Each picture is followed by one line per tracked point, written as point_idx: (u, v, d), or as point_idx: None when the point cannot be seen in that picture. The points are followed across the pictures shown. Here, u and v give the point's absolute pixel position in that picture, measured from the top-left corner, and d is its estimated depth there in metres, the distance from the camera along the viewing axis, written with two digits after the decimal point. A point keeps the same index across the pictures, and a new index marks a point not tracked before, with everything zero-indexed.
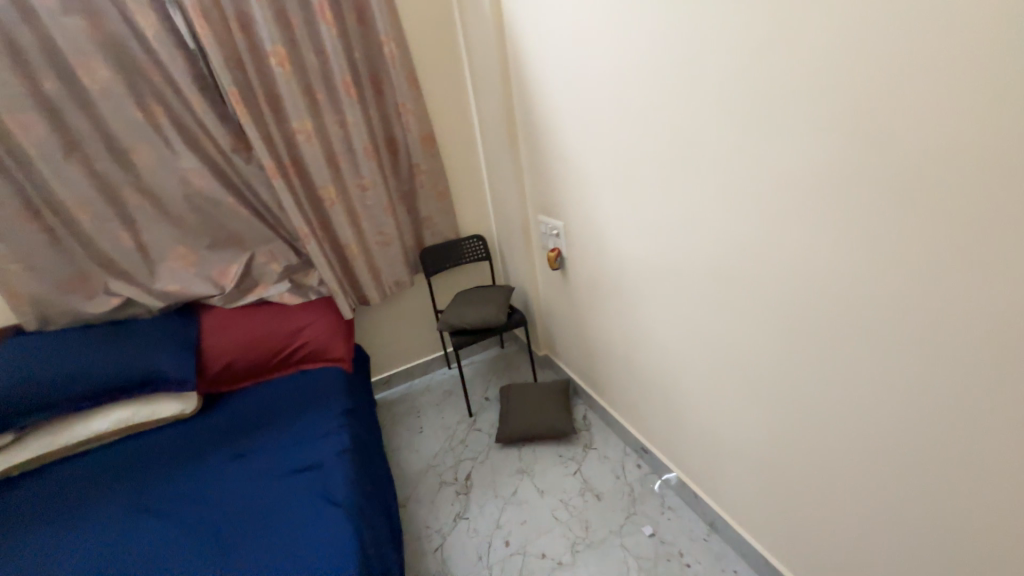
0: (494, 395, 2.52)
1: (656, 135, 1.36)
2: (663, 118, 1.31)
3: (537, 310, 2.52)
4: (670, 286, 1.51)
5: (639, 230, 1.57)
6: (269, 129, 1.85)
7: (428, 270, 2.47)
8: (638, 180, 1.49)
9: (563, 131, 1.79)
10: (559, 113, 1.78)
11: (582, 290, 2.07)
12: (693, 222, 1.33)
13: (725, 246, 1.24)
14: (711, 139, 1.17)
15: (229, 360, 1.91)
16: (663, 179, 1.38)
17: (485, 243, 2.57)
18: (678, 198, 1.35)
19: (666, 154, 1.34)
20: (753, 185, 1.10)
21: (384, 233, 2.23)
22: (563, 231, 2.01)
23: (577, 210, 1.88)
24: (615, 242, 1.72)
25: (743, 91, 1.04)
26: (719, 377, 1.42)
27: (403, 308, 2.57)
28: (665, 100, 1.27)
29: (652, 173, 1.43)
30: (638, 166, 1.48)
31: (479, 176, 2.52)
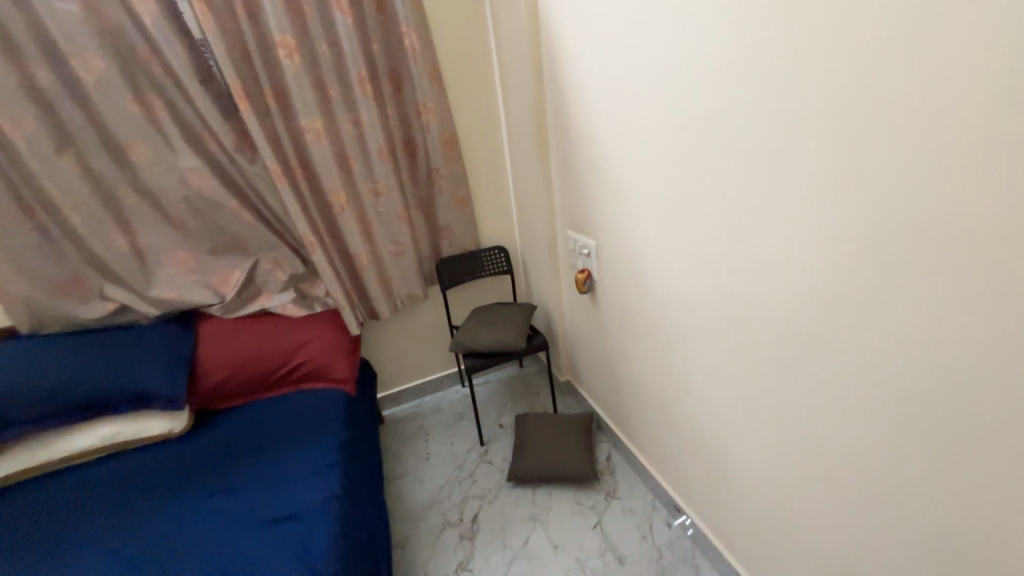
0: (509, 423, 2.31)
1: (706, 155, 1.12)
2: (716, 135, 1.07)
3: (561, 333, 2.29)
4: (717, 333, 1.26)
5: (680, 264, 1.33)
6: (276, 128, 1.70)
7: (445, 283, 2.28)
8: (682, 206, 1.26)
9: (598, 139, 1.55)
10: (595, 119, 1.54)
11: (613, 319, 1.82)
12: (751, 264, 1.08)
13: (793, 298, 0.99)
14: (782, 166, 0.93)
15: (224, 375, 1.77)
16: (714, 207, 1.14)
17: (507, 256, 2.36)
18: (733, 233, 1.11)
19: (719, 179, 1.10)
20: (836, 229, 0.86)
21: (398, 243, 2.05)
22: (594, 251, 1.77)
23: (610, 232, 1.64)
24: (652, 273, 1.48)
25: (830, 109, 0.80)
26: (773, 446, 1.18)
27: (416, 321, 2.40)
28: (721, 113, 1.04)
29: (699, 199, 1.19)
30: (681, 189, 1.24)
31: (505, 182, 2.31)
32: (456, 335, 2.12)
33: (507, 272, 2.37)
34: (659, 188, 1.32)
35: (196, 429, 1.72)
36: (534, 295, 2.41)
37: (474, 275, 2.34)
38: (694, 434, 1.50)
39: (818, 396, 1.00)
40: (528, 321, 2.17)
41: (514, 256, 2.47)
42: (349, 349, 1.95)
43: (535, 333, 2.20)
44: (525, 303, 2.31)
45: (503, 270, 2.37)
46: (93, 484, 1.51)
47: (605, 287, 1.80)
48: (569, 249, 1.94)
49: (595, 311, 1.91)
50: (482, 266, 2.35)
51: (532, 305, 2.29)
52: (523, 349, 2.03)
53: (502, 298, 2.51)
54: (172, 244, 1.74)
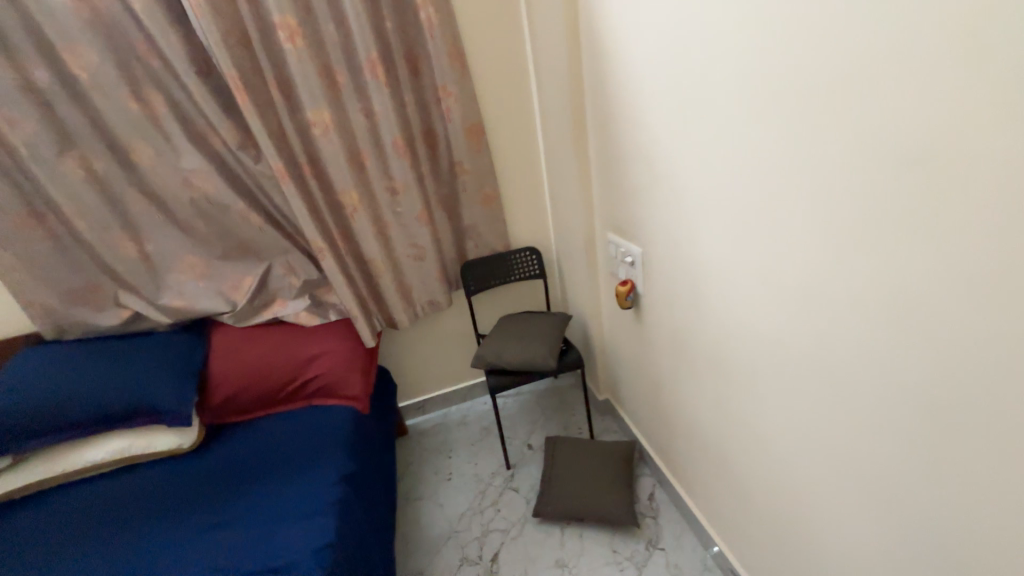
0: (539, 445, 2.09)
1: (760, 152, 0.90)
2: (773, 126, 0.85)
3: (599, 347, 2.02)
4: (781, 369, 1.03)
5: (731, 284, 1.11)
6: (281, 123, 1.54)
7: (470, 288, 2.07)
8: (731, 214, 1.03)
9: (647, 134, 1.26)
10: (643, 109, 1.25)
11: (661, 340, 1.53)
12: (824, 289, 0.86)
13: (889, 335, 0.76)
14: (867, 162, 0.71)
15: (235, 389, 1.69)
16: (774, 216, 0.92)
17: (539, 259, 2.11)
18: (800, 250, 0.88)
19: (780, 181, 0.88)
20: (957, 243, 0.63)
21: (416, 245, 1.86)
22: (640, 260, 1.47)
23: (650, 241, 1.40)
24: (698, 291, 1.24)
25: (1004, 88, 0.53)
26: (882, 526, 0.91)
27: (441, 328, 2.22)
28: (777, 100, 0.83)
29: (753, 206, 0.96)
30: (729, 194, 1.02)
31: (539, 176, 2.04)
32: (480, 347, 1.90)
33: (540, 276, 2.12)
34: (700, 192, 1.11)
35: (207, 444, 1.65)
36: (570, 303, 2.15)
37: (503, 279, 2.12)
38: (770, 493, 1.20)
39: (959, 473, 0.73)
40: (561, 335, 1.92)
41: (548, 258, 2.20)
42: (364, 364, 1.80)
43: (570, 348, 1.94)
44: (559, 312, 2.05)
45: (535, 274, 2.13)
46: (104, 500, 1.47)
47: (652, 303, 1.50)
48: (610, 254, 1.66)
49: (639, 329, 1.62)
50: (512, 270, 2.11)
51: (567, 315, 2.03)
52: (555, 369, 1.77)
53: (535, 304, 2.27)
54: (183, 249, 1.66)
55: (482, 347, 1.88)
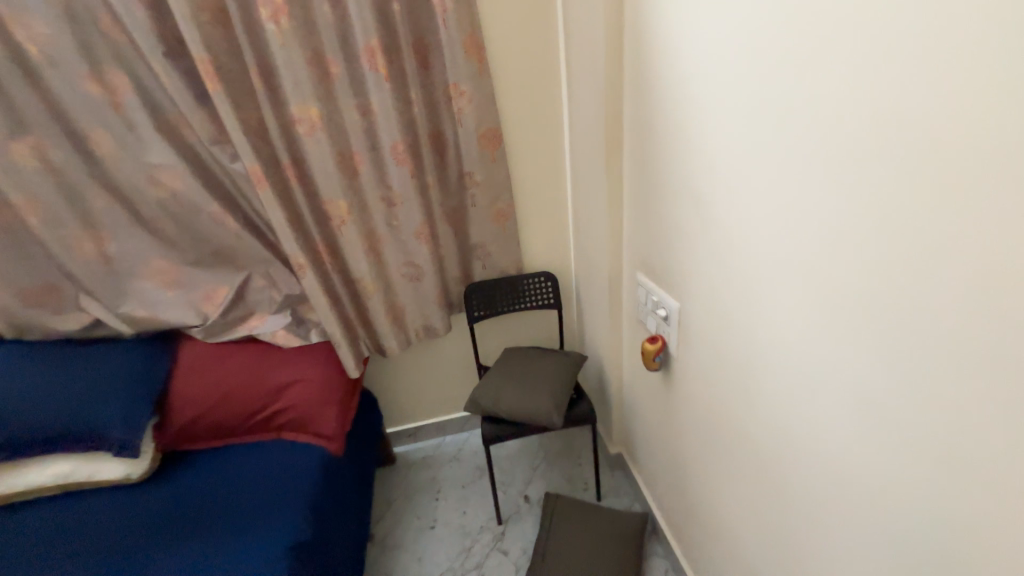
0: (536, 498, 1.84)
1: (764, 219, 0.83)
2: (778, 191, 0.79)
3: (616, 396, 1.75)
4: (801, 473, 0.89)
5: (737, 352, 1.00)
6: (263, 116, 1.32)
7: (474, 314, 1.83)
8: (736, 277, 0.95)
9: (676, 200, 1.11)
10: (672, 173, 1.10)
11: (692, 412, 1.25)
12: (831, 376, 0.76)
13: (910, 436, 0.65)
14: (877, 237, 0.63)
15: (196, 414, 1.50)
16: (780, 288, 0.83)
17: (555, 286, 1.85)
18: (808, 329, 0.78)
19: (788, 251, 0.79)
20: (987, 338, 0.53)
21: (413, 264, 1.62)
22: (676, 316, 1.18)
23: (691, 296, 1.12)
24: (724, 362, 1.05)
25: None
26: None
27: (439, 352, 2.00)
28: (781, 164, 0.77)
29: (759, 274, 0.88)
30: (736, 257, 0.94)
31: (563, 192, 1.77)
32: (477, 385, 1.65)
33: (555, 305, 1.86)
34: (707, 250, 1.02)
35: (159, 475, 1.45)
36: (586, 339, 1.88)
37: (512, 306, 1.86)
38: None
39: None
40: (572, 381, 1.65)
41: (566, 285, 1.94)
42: (342, 398, 1.58)
43: (581, 396, 1.67)
44: (572, 350, 1.78)
45: (549, 303, 1.86)
46: (38, 535, 1.30)
47: (685, 369, 1.22)
48: (638, 299, 1.38)
49: (666, 392, 1.34)
50: (523, 296, 1.86)
51: (581, 356, 1.75)
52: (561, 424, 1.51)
53: (546, 334, 2.01)
54: (151, 252, 1.47)
55: (478, 389, 1.62)
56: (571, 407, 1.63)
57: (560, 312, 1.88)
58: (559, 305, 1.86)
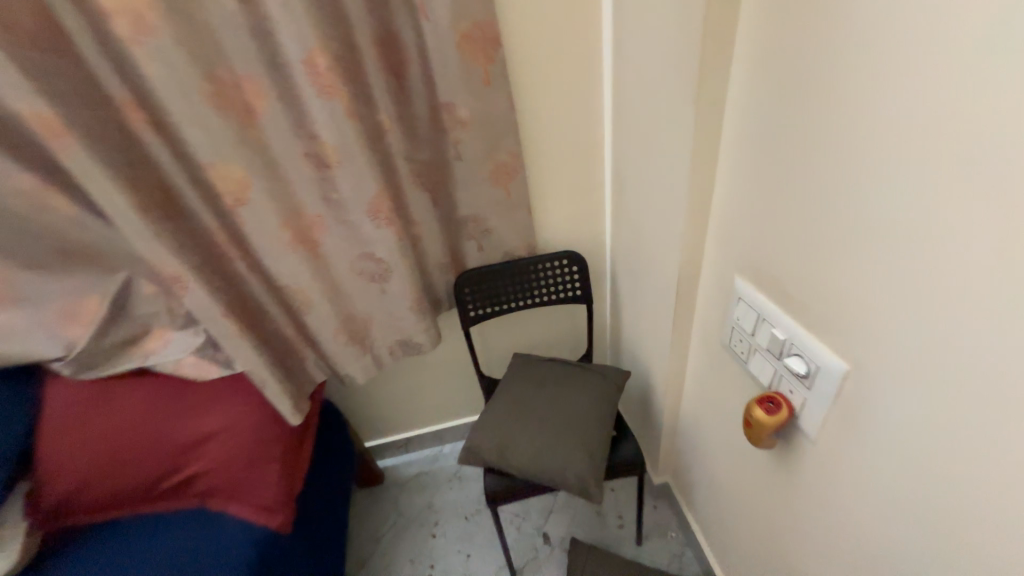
0: (558, 538, 1.47)
1: (851, 187, 0.55)
2: (878, 140, 0.51)
3: (667, 424, 1.28)
4: None
5: (940, 463, 0.53)
6: (44, 4, 0.69)
7: (470, 314, 1.32)
8: (806, 277, 0.65)
9: (805, 190, 0.62)
10: (795, 141, 0.62)
11: (822, 517, 0.76)
12: (994, 444, 0.47)
13: None
14: None
15: (77, 486, 1.03)
16: (890, 295, 0.54)
17: (584, 272, 1.31)
18: (937, 356, 0.50)
19: (907, 234, 0.50)
20: None
21: (372, 256, 1.06)
22: (830, 383, 0.64)
23: (869, 356, 0.58)
24: (951, 498, 0.53)
25: None
26: None
27: (429, 359, 1.51)
28: (880, 91, 0.49)
29: (846, 273, 0.59)
30: (805, 243, 0.64)
31: (597, 133, 1.17)
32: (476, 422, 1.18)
33: (583, 299, 1.34)
34: (768, 234, 0.71)
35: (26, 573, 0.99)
36: (628, 342, 1.37)
37: (522, 301, 1.34)
38: None
39: None
40: (612, 419, 1.17)
41: (597, 268, 1.39)
42: (284, 455, 1.11)
43: (622, 435, 1.21)
44: (609, 365, 1.29)
45: (575, 296, 1.34)
46: None
47: (827, 460, 0.70)
48: (728, 321, 0.84)
49: (771, 468, 0.85)
50: (538, 286, 1.32)
51: (623, 377, 1.25)
52: (600, 497, 1.04)
53: (570, 330, 1.50)
54: None
55: (478, 432, 1.15)
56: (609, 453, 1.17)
57: (591, 309, 1.35)
58: (588, 299, 1.33)
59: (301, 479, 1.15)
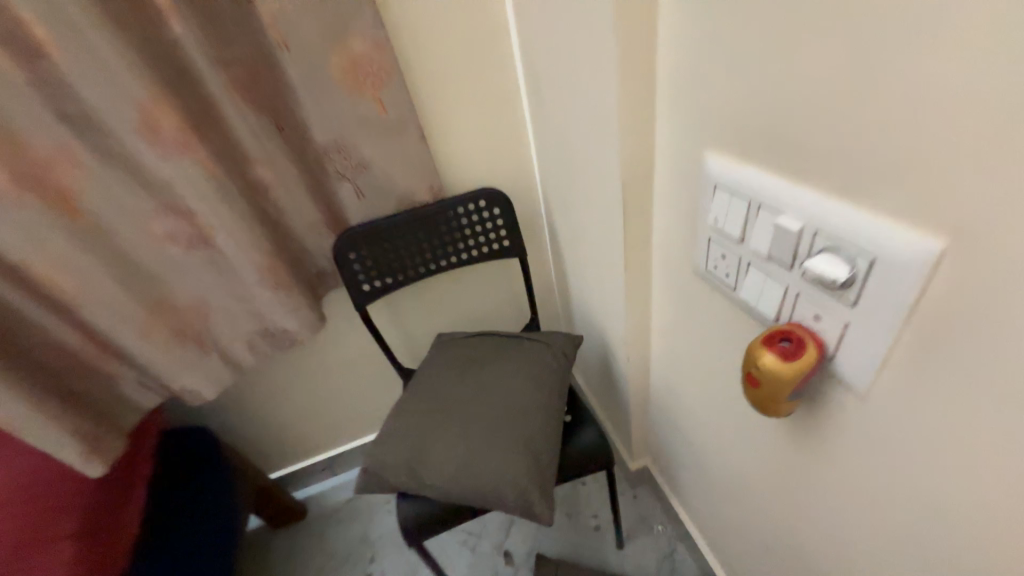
0: (523, 553, 1.18)
1: None
2: None
3: (635, 394, 1.01)
4: None
5: None
6: None
7: (363, 288, 0.98)
8: (813, 83, 0.37)
9: None
10: None
11: (866, 503, 0.50)
12: None
13: None
14: None
15: None
16: (991, 31, 0.26)
17: (509, 213, 0.99)
18: None
19: None
20: None
21: (180, 210, 0.73)
22: (890, 291, 0.36)
23: (966, 216, 0.30)
24: None
25: None
26: None
27: (331, 356, 1.17)
28: None
29: (894, 31, 0.30)
30: (801, 15, 0.36)
31: (495, 15, 0.85)
32: (379, 433, 0.86)
33: (513, 252, 1.03)
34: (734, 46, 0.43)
35: None
36: (579, 299, 1.09)
37: (433, 263, 1.02)
38: None
39: None
40: (562, 405, 0.89)
41: (529, 211, 1.09)
42: (84, 514, 0.72)
43: (580, 421, 0.92)
44: (553, 331, 1.00)
45: (502, 249, 1.03)
46: None
47: (880, 422, 0.43)
48: (700, 234, 0.56)
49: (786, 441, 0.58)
50: (450, 240, 1.00)
51: (573, 347, 0.97)
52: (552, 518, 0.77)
53: (507, 295, 1.19)
54: None
55: (380, 445, 0.84)
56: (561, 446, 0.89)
57: (527, 263, 1.04)
58: (520, 251, 1.02)
59: (127, 542, 0.77)
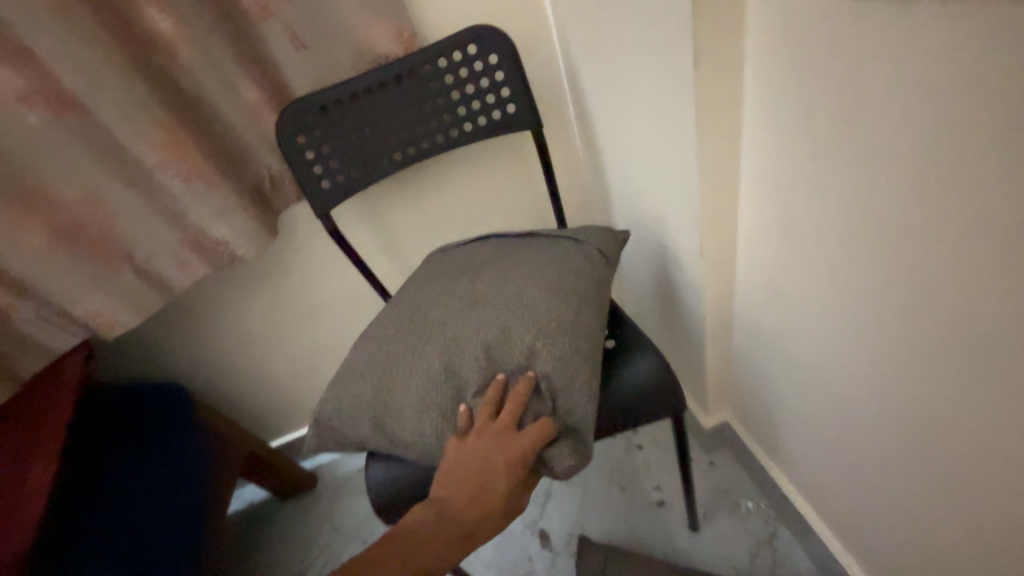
0: (565, 535, 0.92)
1: None
2: None
3: (713, 306, 0.69)
4: None
5: None
6: None
7: (325, 182, 0.74)
8: None
9: None
10: None
11: None
12: None
13: None
14: None
15: None
16: None
17: (510, 59, 0.70)
18: None
19: None
20: None
21: (39, 65, 0.55)
22: None
23: None
24: None
25: None
26: None
27: (318, 295, 0.92)
28: None
29: None
30: None
31: None
32: (342, 373, 0.65)
33: (523, 123, 0.76)
34: None
35: None
36: (622, 186, 0.78)
37: (415, 149, 0.76)
38: None
39: None
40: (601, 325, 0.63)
41: (542, 70, 0.79)
42: None
43: (624, 352, 0.67)
44: (581, 227, 0.72)
45: (508, 119, 0.75)
46: None
47: None
48: None
49: None
50: (435, 110, 0.73)
51: (610, 246, 0.70)
52: (573, 475, 0.56)
53: (520, 190, 0.91)
54: None
55: (347, 385, 0.63)
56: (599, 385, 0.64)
57: (544, 140, 0.77)
58: (533, 120, 0.75)
59: (42, 496, 0.58)
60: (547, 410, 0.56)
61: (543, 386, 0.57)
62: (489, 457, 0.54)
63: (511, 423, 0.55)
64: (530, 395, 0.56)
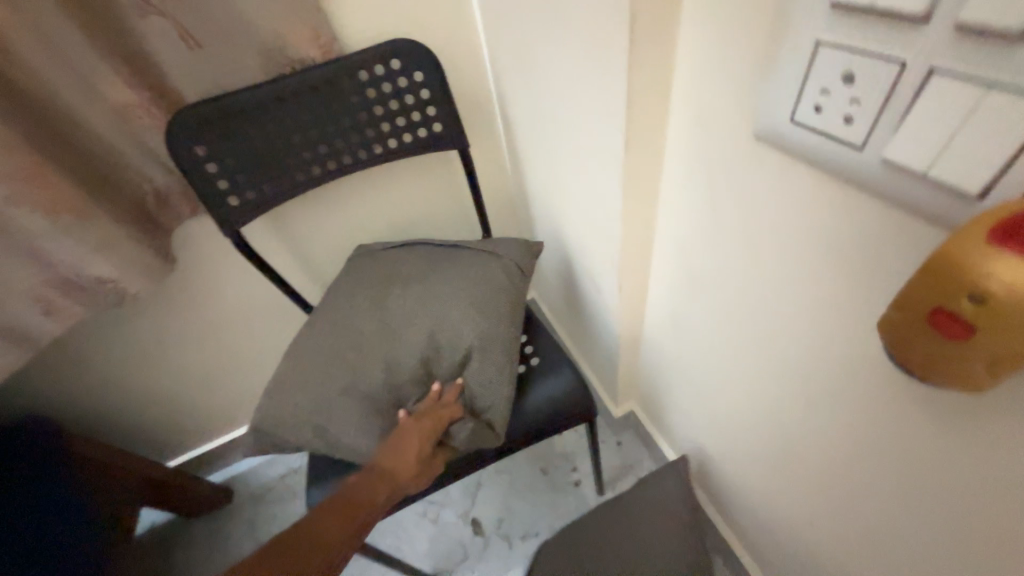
0: (493, 520, 1.01)
1: None
2: None
3: (624, 328, 0.78)
4: None
5: None
6: None
7: (229, 198, 0.66)
8: None
9: None
10: None
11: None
12: None
13: None
14: None
15: None
16: None
17: (438, 79, 0.68)
18: None
19: None
20: None
21: None
22: None
23: None
24: None
25: None
26: None
27: (221, 311, 0.83)
28: None
29: None
30: None
31: None
32: (258, 416, 0.61)
33: (450, 144, 0.74)
34: None
35: None
36: (547, 208, 0.82)
37: (334, 165, 0.70)
38: None
39: None
40: None
41: (469, 88, 0.78)
42: None
43: (552, 365, 0.71)
44: (510, 238, 0.74)
45: (434, 138, 0.73)
46: None
47: None
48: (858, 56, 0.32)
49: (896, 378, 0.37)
50: (356, 123, 0.68)
51: (530, 258, 0.72)
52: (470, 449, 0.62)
53: (448, 201, 0.91)
54: None
55: (276, 410, 0.61)
56: (522, 401, 0.69)
57: (472, 162, 0.77)
58: (460, 140, 0.74)
59: None
60: (465, 414, 0.62)
61: (468, 397, 0.62)
62: (409, 446, 0.58)
63: (432, 426, 0.59)
64: (455, 402, 0.62)
